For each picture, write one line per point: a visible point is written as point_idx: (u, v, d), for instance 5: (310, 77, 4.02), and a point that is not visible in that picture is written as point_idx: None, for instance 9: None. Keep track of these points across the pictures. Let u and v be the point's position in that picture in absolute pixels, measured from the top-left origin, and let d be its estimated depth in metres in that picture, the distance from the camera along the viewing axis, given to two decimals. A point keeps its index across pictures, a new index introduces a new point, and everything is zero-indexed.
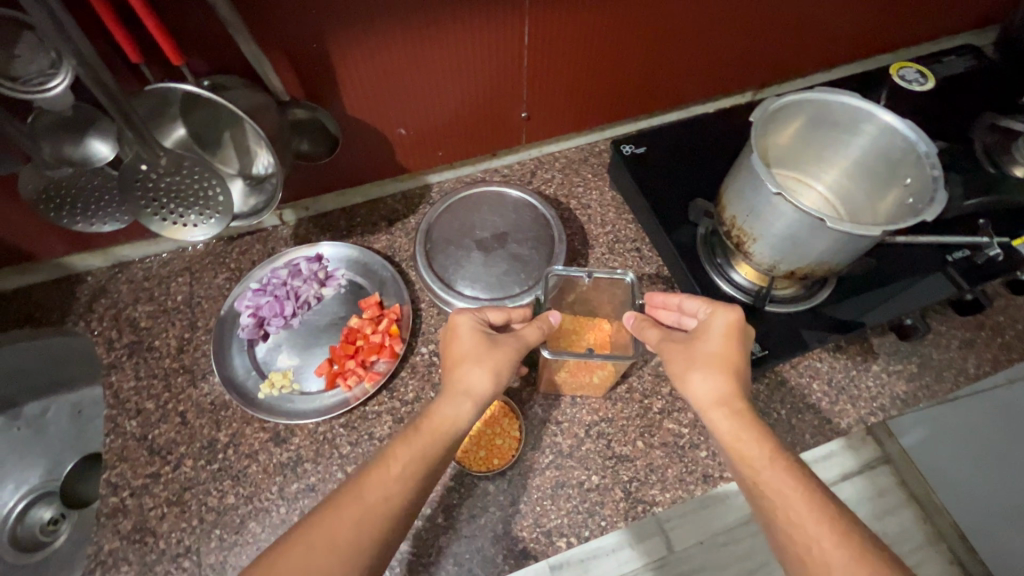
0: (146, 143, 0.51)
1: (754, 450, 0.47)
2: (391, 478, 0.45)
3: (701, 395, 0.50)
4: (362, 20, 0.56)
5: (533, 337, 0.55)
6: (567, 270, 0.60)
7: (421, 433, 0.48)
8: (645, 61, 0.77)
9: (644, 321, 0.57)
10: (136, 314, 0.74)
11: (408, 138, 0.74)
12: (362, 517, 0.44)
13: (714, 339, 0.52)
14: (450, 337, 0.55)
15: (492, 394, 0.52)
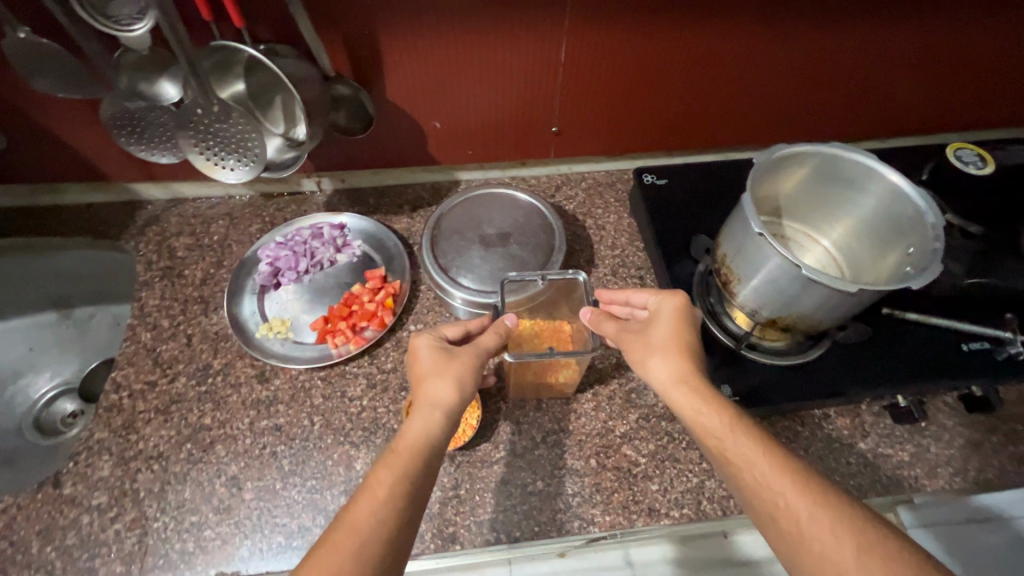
0: (206, 93, 0.59)
1: (709, 415, 0.47)
2: (374, 503, 0.43)
3: (662, 373, 0.50)
4: (410, 15, 0.62)
5: (489, 343, 0.57)
6: (520, 276, 0.64)
7: (398, 453, 0.47)
8: (684, 98, 0.79)
9: (601, 314, 0.58)
10: (176, 244, 0.83)
11: (442, 132, 0.80)
12: (360, 551, 0.40)
13: (668, 320, 0.54)
14: (413, 357, 0.56)
15: (458, 406, 0.52)
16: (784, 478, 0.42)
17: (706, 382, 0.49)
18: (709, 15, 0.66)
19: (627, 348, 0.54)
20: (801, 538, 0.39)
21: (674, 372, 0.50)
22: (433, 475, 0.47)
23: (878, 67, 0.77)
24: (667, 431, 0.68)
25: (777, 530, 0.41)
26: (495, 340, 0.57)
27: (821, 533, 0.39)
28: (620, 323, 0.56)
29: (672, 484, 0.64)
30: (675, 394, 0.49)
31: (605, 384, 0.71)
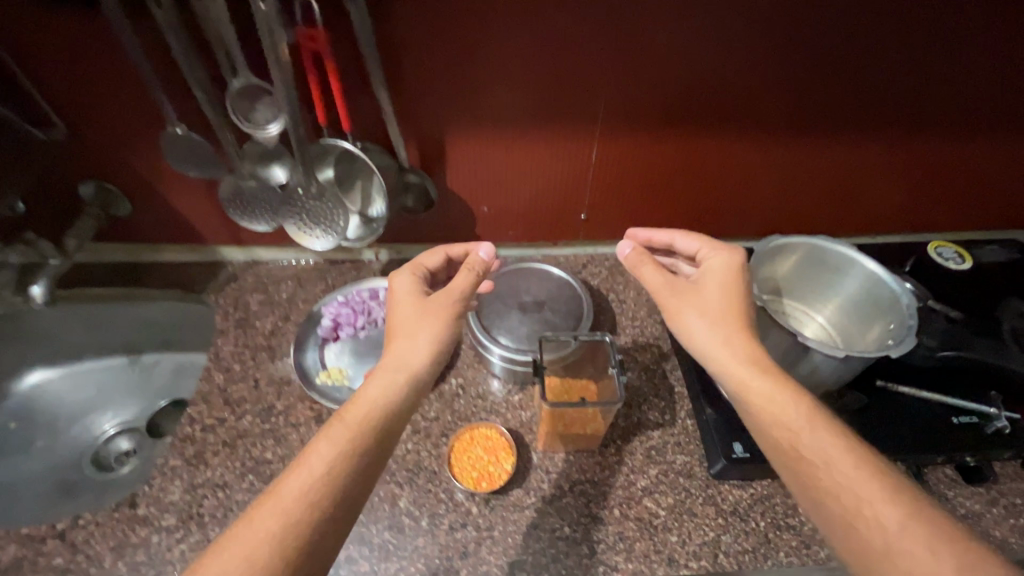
0: (310, 179, 0.74)
1: (788, 414, 0.52)
2: (320, 470, 0.49)
3: (730, 362, 0.56)
4: (473, 121, 0.78)
5: (460, 284, 0.65)
6: (555, 336, 0.76)
7: (347, 425, 0.53)
8: (693, 195, 0.93)
9: (645, 260, 0.65)
10: (251, 300, 0.95)
11: (488, 215, 0.94)
12: (286, 522, 0.46)
13: (719, 273, 0.62)
14: (390, 308, 0.65)
15: (426, 366, 0.59)
16: (871, 487, 0.47)
17: (780, 376, 0.55)
18: (712, 131, 0.81)
19: (665, 295, 0.61)
20: (884, 546, 0.44)
21: (748, 361, 0.56)
22: (382, 446, 0.53)
23: (861, 176, 0.90)
24: (684, 487, 0.74)
25: (859, 537, 0.45)
26: (470, 288, 0.65)
27: (913, 545, 0.43)
28: (670, 279, 0.63)
29: (690, 536, 0.69)
30: (751, 389, 0.54)
31: (627, 440, 0.78)
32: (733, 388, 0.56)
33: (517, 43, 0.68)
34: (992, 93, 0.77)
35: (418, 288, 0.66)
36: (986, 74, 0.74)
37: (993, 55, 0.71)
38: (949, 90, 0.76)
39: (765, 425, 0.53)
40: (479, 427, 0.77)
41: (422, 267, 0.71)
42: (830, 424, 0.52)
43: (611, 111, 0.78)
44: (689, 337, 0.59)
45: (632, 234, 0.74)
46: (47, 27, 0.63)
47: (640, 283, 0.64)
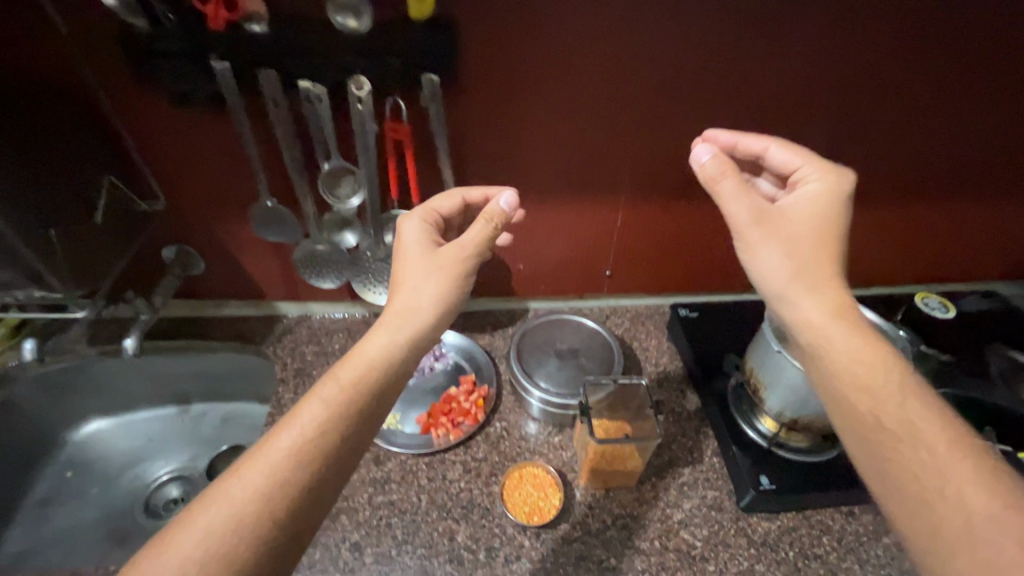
0: (377, 242, 0.86)
1: (872, 378, 0.52)
2: (312, 430, 0.52)
3: (812, 315, 0.55)
4: (518, 194, 0.89)
5: (470, 238, 0.65)
6: (595, 380, 0.84)
7: (343, 386, 0.55)
8: (709, 254, 1.03)
9: (729, 173, 0.59)
10: (306, 351, 1.03)
11: (524, 272, 1.04)
12: (277, 478, 0.49)
13: (816, 206, 0.59)
14: (398, 259, 0.65)
15: (429, 320, 0.60)
16: (958, 472, 0.46)
17: (863, 330, 0.54)
18: None
19: (751, 222, 0.58)
20: (965, 532, 0.43)
21: (829, 313, 0.55)
22: (378, 403, 0.56)
23: (855, 235, 1.02)
24: (718, 519, 0.80)
25: (937, 519, 0.45)
26: (484, 242, 0.65)
27: (996, 537, 0.42)
28: (761, 205, 0.58)
29: (727, 565, 0.76)
30: (833, 345, 0.54)
31: (661, 477, 0.85)
32: (815, 345, 0.54)
33: (561, 130, 0.80)
34: (954, 166, 0.91)
35: (427, 240, 0.66)
36: (946, 151, 0.88)
37: (950, 136, 0.86)
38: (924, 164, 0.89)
39: (841, 389, 0.52)
40: (528, 466, 0.85)
41: (434, 213, 0.70)
42: (921, 396, 0.51)
43: (638, 185, 0.89)
44: (769, 268, 0.56)
45: (710, 137, 0.69)
46: (176, 123, 0.74)
47: (718, 201, 0.59)
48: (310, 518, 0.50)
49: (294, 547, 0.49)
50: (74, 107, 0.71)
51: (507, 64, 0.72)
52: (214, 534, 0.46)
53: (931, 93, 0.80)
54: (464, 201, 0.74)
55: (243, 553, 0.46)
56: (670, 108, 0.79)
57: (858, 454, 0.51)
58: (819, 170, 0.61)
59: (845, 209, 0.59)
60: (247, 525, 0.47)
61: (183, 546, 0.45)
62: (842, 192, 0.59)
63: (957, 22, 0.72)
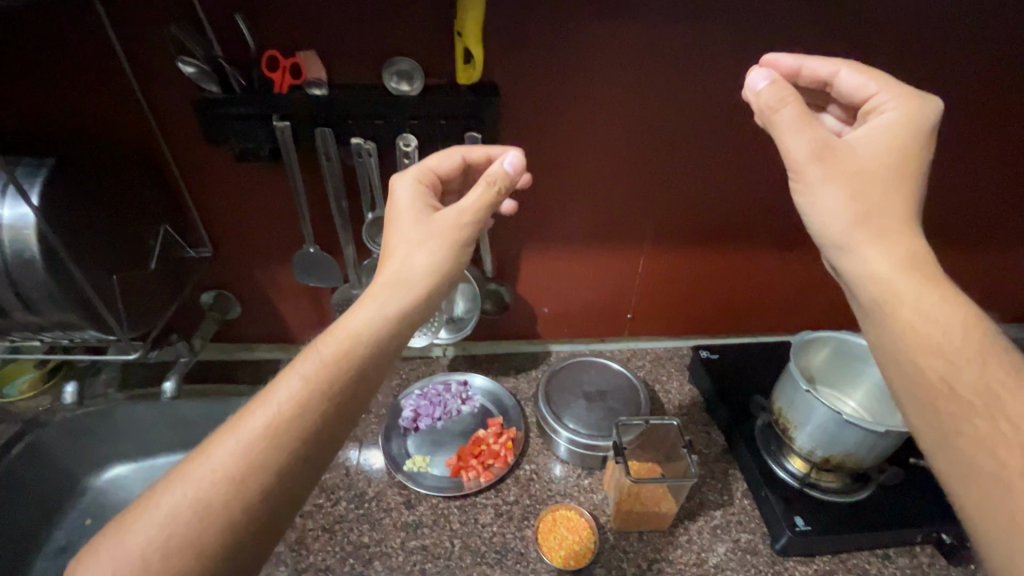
0: None
1: (947, 339, 0.44)
2: (287, 410, 0.46)
3: (877, 266, 0.46)
4: (546, 240, 0.94)
5: (469, 204, 0.56)
6: (628, 420, 0.85)
7: (323, 364, 0.48)
8: (727, 296, 1.06)
9: (789, 100, 0.51)
10: None
11: (547, 315, 1.06)
12: (247, 464, 0.44)
13: (890, 143, 0.50)
14: (390, 221, 0.57)
15: (424, 294, 0.53)
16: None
17: (941, 287, 0.46)
18: (743, 244, 0.97)
19: (812, 156, 0.50)
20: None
21: (900, 263, 0.46)
22: (363, 385, 0.49)
23: None
24: (754, 562, 0.80)
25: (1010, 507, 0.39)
26: (484, 208, 0.57)
27: None
28: (827, 137, 0.50)
29: None
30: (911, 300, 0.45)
31: (693, 519, 0.85)
32: (878, 300, 0.46)
33: (588, 179, 0.86)
34: (963, 216, 0.95)
35: (420, 203, 0.58)
36: (954, 202, 0.93)
37: (955, 188, 0.91)
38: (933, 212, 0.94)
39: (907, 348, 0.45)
40: (561, 509, 0.85)
41: (431, 172, 0.62)
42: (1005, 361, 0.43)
43: (660, 231, 0.94)
44: (828, 209, 0.48)
45: (772, 63, 0.60)
46: (232, 173, 0.80)
47: (773, 133, 0.51)
48: (284, 506, 0.45)
49: (267, 537, 0.45)
50: (144, 163, 0.76)
51: (541, 122, 0.79)
52: (179, 521, 0.42)
53: (936, 148, 0.86)
54: (465, 162, 0.65)
55: (209, 543, 0.42)
56: (690, 161, 0.85)
57: (918, 423, 0.44)
58: (896, 105, 0.52)
59: (923, 149, 0.50)
60: (213, 514, 0.43)
61: (147, 530, 0.42)
62: (922, 133, 0.50)
63: (958, 84, 0.79)
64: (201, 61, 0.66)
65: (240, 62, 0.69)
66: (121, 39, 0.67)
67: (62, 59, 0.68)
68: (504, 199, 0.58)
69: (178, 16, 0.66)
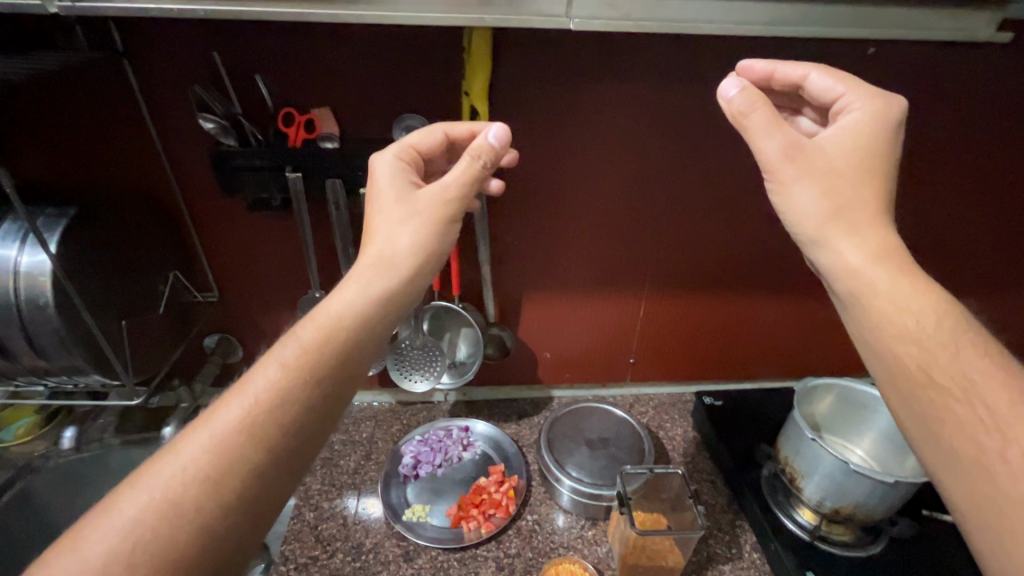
0: (416, 330, 0.93)
1: (919, 327, 0.44)
2: (264, 398, 0.44)
3: (853, 259, 0.46)
4: (546, 286, 0.95)
5: (455, 178, 0.54)
6: (633, 470, 0.84)
7: (303, 350, 0.46)
8: (728, 342, 1.06)
9: (759, 101, 0.49)
10: (332, 439, 1.01)
11: (549, 360, 1.06)
12: (221, 458, 0.42)
13: (860, 140, 0.49)
14: (370, 201, 0.55)
15: (410, 272, 0.51)
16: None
17: (914, 276, 0.46)
18: (742, 290, 0.99)
19: (784, 158, 0.49)
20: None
21: (873, 255, 0.46)
22: (347, 370, 0.47)
23: None
24: None
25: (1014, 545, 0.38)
26: (469, 185, 0.55)
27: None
28: (797, 138, 0.49)
29: None
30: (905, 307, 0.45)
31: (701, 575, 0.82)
32: (854, 292, 0.46)
33: (588, 227, 0.88)
34: (959, 267, 0.96)
35: (402, 180, 0.55)
36: (950, 252, 0.94)
37: (950, 238, 0.93)
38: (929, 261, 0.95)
39: (897, 352, 0.44)
40: (564, 562, 0.82)
41: (413, 150, 0.60)
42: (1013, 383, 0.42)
43: (660, 277, 0.96)
44: (808, 218, 0.48)
45: (747, 69, 0.57)
46: (244, 220, 0.82)
47: (746, 137, 0.50)
48: (265, 505, 0.43)
49: (247, 542, 0.42)
50: (156, 209, 0.78)
51: (543, 173, 0.82)
52: (143, 529, 0.39)
53: (928, 201, 0.88)
54: (447, 138, 0.62)
55: (181, 551, 0.39)
56: (687, 209, 0.88)
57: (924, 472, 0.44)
58: (865, 99, 0.51)
59: (892, 144, 0.49)
60: (186, 517, 0.40)
61: (102, 542, 0.38)
62: (890, 127, 0.49)
63: (944, 140, 0.82)
64: (220, 117, 0.70)
65: (257, 118, 0.72)
66: (144, 95, 0.71)
67: (87, 113, 0.71)
68: (489, 175, 0.56)
69: (200, 75, 0.69)
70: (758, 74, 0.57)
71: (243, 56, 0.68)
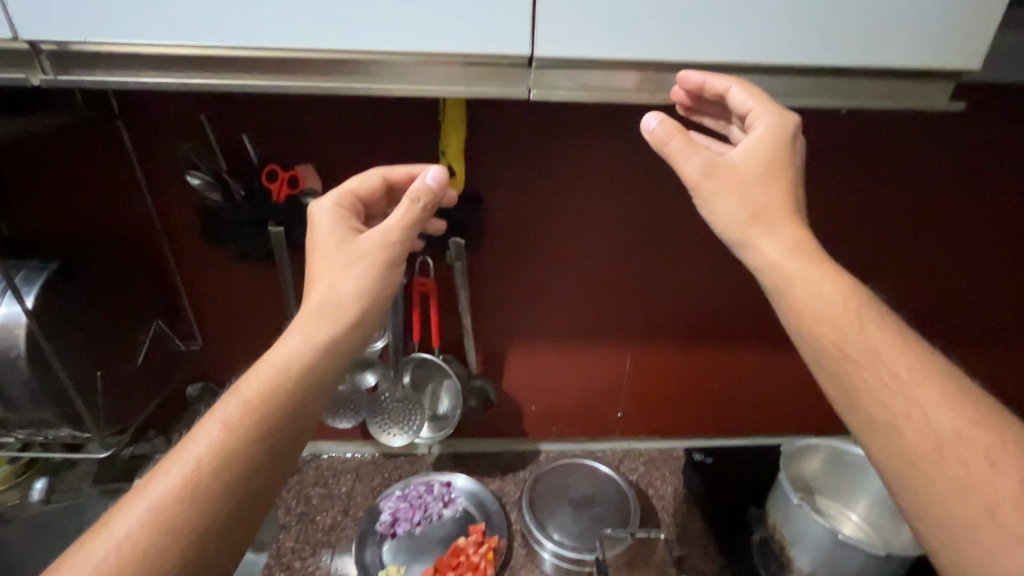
0: (395, 382, 0.91)
1: (835, 309, 0.45)
2: (206, 459, 0.43)
3: (775, 253, 0.48)
4: (529, 339, 0.94)
5: (395, 222, 0.53)
6: (612, 532, 0.81)
7: (245, 405, 0.46)
8: (717, 396, 1.04)
9: (674, 127, 0.50)
10: (310, 493, 0.98)
11: (535, 413, 1.04)
12: (161, 527, 0.41)
13: (766, 147, 0.49)
14: (309, 250, 0.54)
15: (355, 321, 0.51)
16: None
17: (827, 262, 0.48)
18: (728, 344, 0.97)
19: (703, 177, 0.49)
20: None
21: (790, 247, 0.48)
22: (295, 422, 0.47)
23: None
24: None
25: None
26: (410, 227, 0.54)
27: None
28: (710, 158, 0.50)
29: None
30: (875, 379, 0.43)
31: None
32: (777, 284, 0.48)
33: (568, 280, 0.88)
34: (956, 324, 0.94)
35: (341, 229, 0.54)
36: (944, 307, 0.92)
37: (942, 295, 0.91)
38: (924, 316, 0.93)
39: (869, 422, 0.43)
40: None
41: (351, 196, 0.58)
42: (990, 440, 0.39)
43: (643, 330, 0.95)
44: (757, 265, 0.48)
45: (678, 79, 0.50)
46: (228, 271, 0.83)
47: (670, 165, 0.50)
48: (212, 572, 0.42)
49: None
50: (144, 263, 0.80)
51: (520, 228, 0.83)
52: None
53: (915, 256, 0.87)
54: (386, 181, 0.61)
55: None
56: (665, 261, 0.88)
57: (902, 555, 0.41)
58: (772, 105, 0.49)
59: (794, 148, 0.50)
60: None
61: None
62: (792, 130, 0.50)
63: (924, 197, 0.82)
64: (206, 174, 0.71)
65: (243, 175, 0.75)
66: (137, 150, 0.73)
67: (82, 167, 0.74)
68: (430, 216, 0.55)
69: (191, 135, 0.72)
70: (690, 84, 0.50)
71: (230, 116, 0.71)
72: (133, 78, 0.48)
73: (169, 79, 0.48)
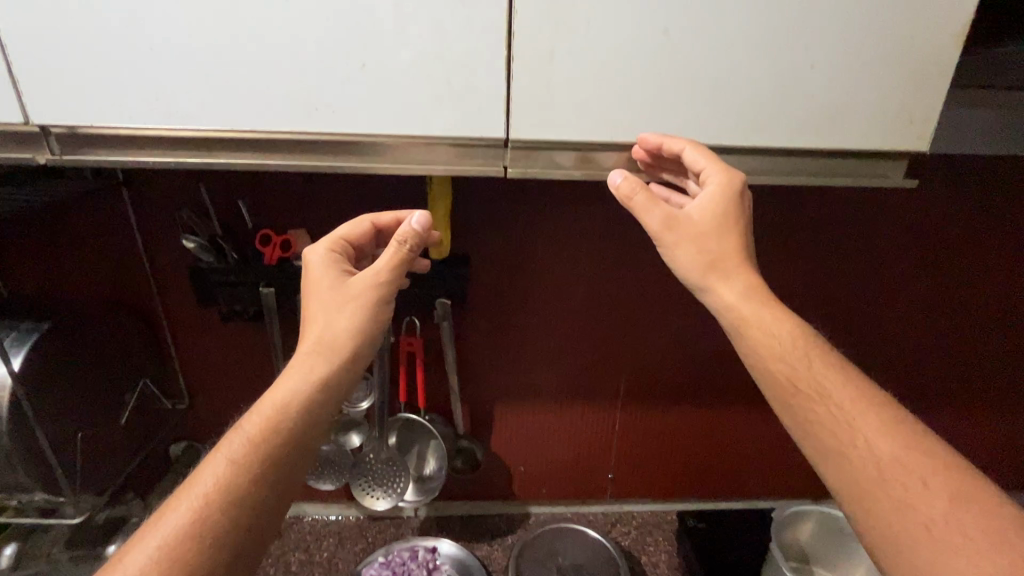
0: (380, 444, 0.89)
1: (783, 346, 0.48)
2: (213, 496, 0.43)
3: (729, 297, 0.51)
4: (517, 398, 0.94)
5: (387, 262, 0.54)
6: None
7: (249, 441, 0.46)
8: (708, 455, 1.02)
9: (636, 184, 0.52)
10: (290, 558, 0.95)
11: (523, 474, 1.02)
12: (167, 564, 0.41)
13: (720, 201, 0.51)
14: (304, 293, 0.54)
15: (350, 363, 0.51)
16: None
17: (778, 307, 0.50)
18: (716, 402, 0.97)
19: (663, 230, 0.52)
20: None
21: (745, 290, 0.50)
22: (297, 457, 0.47)
23: None
24: None
25: None
26: (398, 267, 0.55)
27: None
28: (669, 211, 0.52)
29: None
30: (842, 448, 0.44)
31: None
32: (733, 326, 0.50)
33: (555, 336, 0.89)
34: (935, 377, 0.95)
35: (334, 272, 0.55)
36: (924, 361, 0.93)
37: (921, 349, 0.92)
38: (905, 371, 0.94)
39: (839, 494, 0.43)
40: None
41: (343, 242, 0.58)
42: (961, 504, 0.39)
43: (631, 387, 0.94)
44: (713, 307, 0.51)
45: (638, 140, 0.51)
46: (216, 328, 0.85)
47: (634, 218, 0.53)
48: None
49: None
50: (134, 319, 0.81)
51: (505, 286, 0.85)
52: None
53: (891, 312, 0.89)
54: (374, 225, 0.61)
55: None
56: (651, 316, 0.88)
57: None
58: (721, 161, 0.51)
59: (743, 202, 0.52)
60: None
61: None
62: (743, 183, 0.51)
63: (892, 257, 0.85)
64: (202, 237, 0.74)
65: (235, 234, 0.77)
66: (135, 211, 0.76)
67: (80, 228, 0.77)
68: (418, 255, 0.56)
69: (185, 199, 0.76)
70: (649, 144, 0.51)
71: (224, 180, 0.75)
72: (133, 157, 0.51)
73: (165, 157, 0.51)
